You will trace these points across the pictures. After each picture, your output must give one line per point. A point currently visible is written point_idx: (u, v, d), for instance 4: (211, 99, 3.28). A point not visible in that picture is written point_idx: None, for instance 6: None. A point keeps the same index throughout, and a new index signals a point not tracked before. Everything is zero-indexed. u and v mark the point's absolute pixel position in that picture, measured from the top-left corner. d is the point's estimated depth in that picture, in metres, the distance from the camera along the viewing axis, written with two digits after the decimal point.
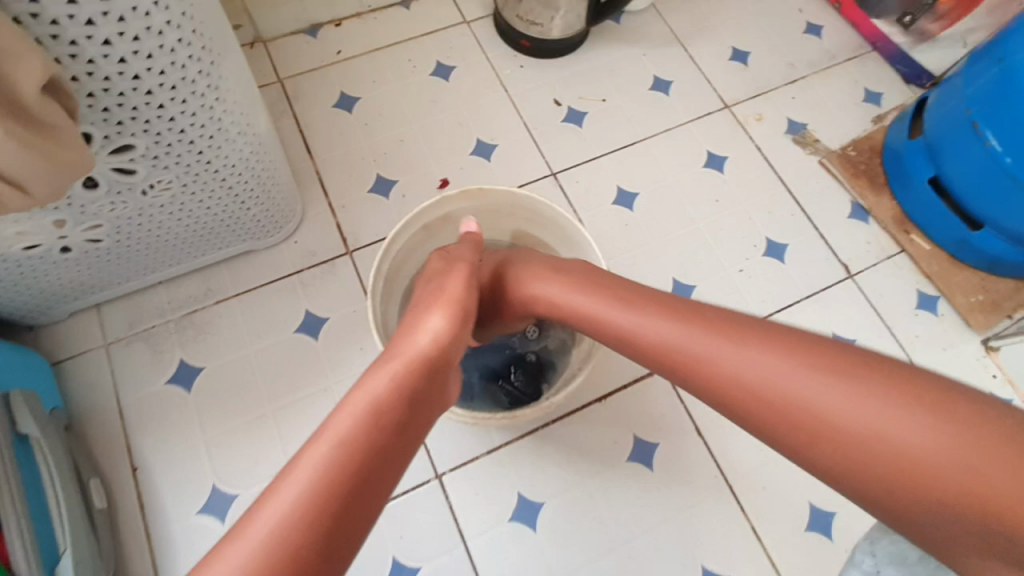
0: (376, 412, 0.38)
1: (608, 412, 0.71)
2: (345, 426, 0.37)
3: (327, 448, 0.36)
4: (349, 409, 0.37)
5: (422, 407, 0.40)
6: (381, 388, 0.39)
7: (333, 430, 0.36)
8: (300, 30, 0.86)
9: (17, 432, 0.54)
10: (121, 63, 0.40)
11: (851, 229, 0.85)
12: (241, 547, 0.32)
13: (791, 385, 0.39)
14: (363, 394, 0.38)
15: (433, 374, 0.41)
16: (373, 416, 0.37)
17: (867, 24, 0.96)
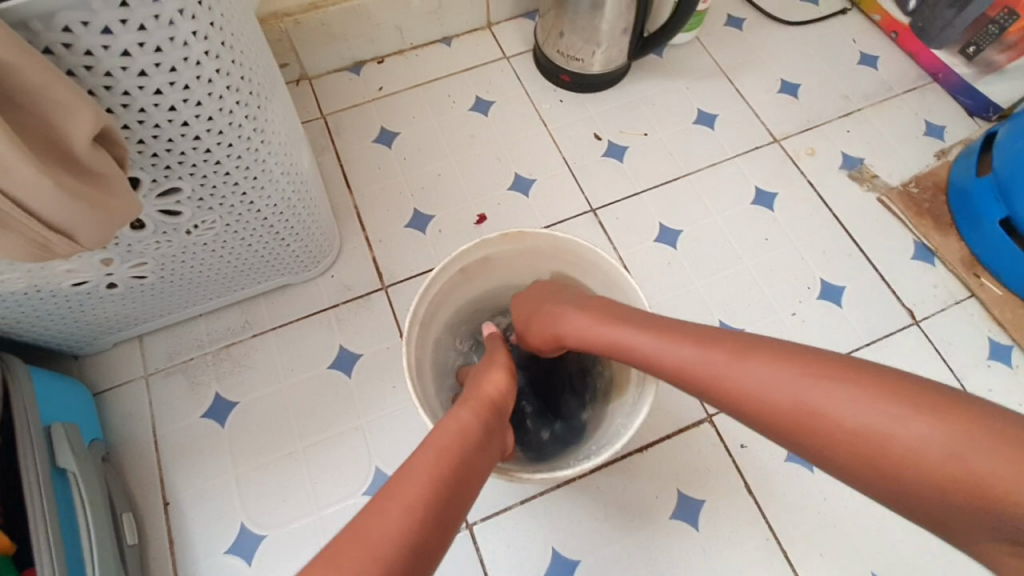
0: (458, 449, 0.41)
1: (649, 463, 0.67)
2: (432, 459, 0.39)
3: (421, 477, 0.38)
4: (434, 446, 0.41)
5: (489, 445, 0.44)
6: (460, 432, 0.42)
7: (422, 462, 0.39)
8: (344, 67, 0.88)
9: (56, 466, 0.54)
10: (171, 111, 0.40)
11: (915, 271, 0.79)
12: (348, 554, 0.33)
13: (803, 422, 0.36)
14: (448, 426, 0.43)
15: (497, 417, 0.47)
16: (456, 450, 0.41)
17: (925, 54, 0.91)
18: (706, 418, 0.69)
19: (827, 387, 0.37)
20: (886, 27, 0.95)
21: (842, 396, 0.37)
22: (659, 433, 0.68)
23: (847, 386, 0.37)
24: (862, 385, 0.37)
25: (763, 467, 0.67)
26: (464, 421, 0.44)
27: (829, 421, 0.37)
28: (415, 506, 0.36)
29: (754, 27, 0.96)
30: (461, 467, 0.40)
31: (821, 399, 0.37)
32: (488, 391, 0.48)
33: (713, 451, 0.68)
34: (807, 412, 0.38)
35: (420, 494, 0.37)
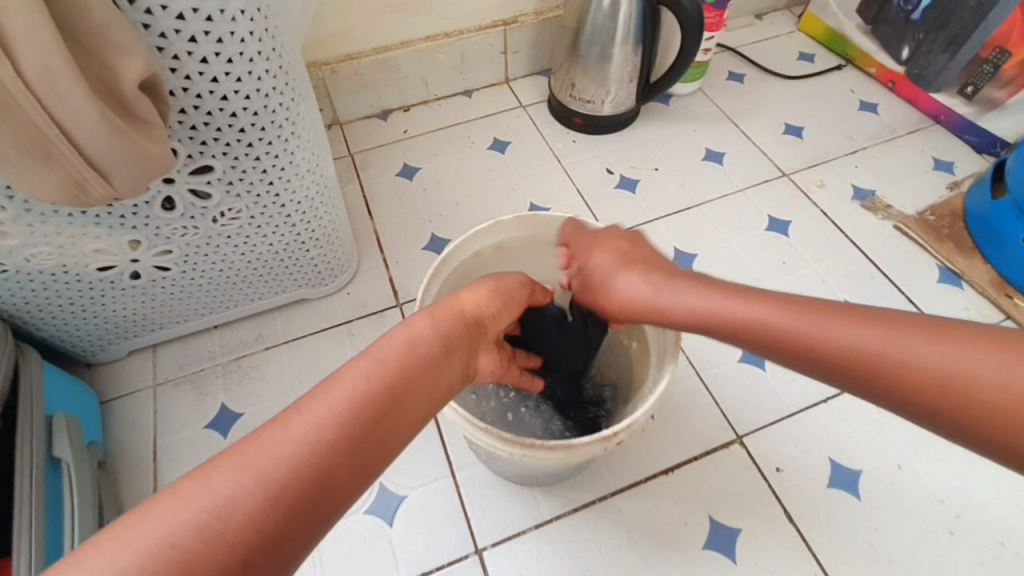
0: (400, 367, 0.35)
1: (675, 486, 0.61)
2: (363, 373, 0.34)
3: (348, 386, 0.33)
4: (369, 358, 0.35)
5: (448, 358, 0.38)
6: (406, 342, 0.36)
7: (351, 375, 0.33)
8: (373, 114, 0.96)
9: (51, 456, 0.53)
10: (213, 83, 0.45)
11: (944, 294, 0.77)
12: (247, 470, 0.29)
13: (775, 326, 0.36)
14: (402, 334, 0.37)
15: (466, 332, 0.40)
16: (395, 369, 0.34)
17: (925, 100, 0.96)
18: (735, 439, 0.64)
19: (834, 321, 0.35)
20: (882, 78, 1.01)
21: (855, 329, 0.34)
22: (686, 454, 0.63)
23: (855, 319, 0.34)
24: (877, 320, 0.34)
25: (803, 492, 0.61)
26: (419, 334, 0.37)
27: (840, 349, 0.34)
28: (328, 423, 0.31)
29: (754, 80, 1.02)
30: (404, 386, 0.35)
31: (834, 328, 0.34)
32: (454, 303, 0.42)
33: (745, 474, 0.62)
34: (815, 347, 0.35)
35: (337, 412, 0.32)
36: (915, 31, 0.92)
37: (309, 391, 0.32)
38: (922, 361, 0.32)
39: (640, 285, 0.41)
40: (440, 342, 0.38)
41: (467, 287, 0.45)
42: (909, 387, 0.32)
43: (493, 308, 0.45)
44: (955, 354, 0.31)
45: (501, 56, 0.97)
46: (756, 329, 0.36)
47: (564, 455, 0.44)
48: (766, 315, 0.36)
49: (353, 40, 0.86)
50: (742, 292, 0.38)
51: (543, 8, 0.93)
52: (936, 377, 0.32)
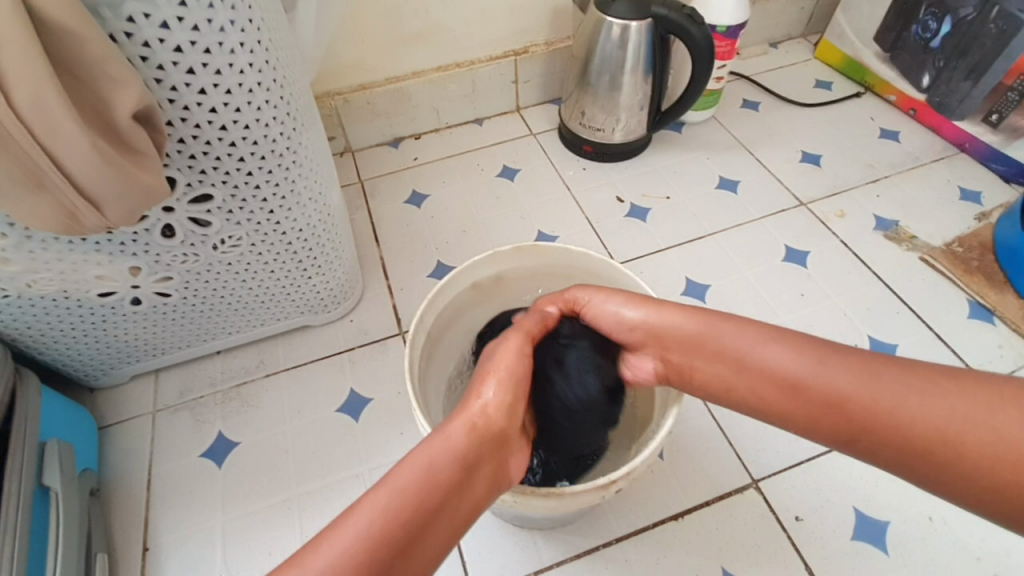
0: (422, 489, 0.35)
1: (685, 534, 0.58)
2: (401, 487, 0.35)
3: (384, 503, 0.34)
4: (392, 481, 0.36)
5: (481, 474, 0.38)
6: (443, 455, 0.37)
7: (371, 503, 0.34)
8: (385, 142, 0.97)
9: (41, 484, 0.52)
10: (212, 113, 0.45)
11: (974, 330, 0.73)
12: None
13: (723, 339, 0.44)
14: (440, 444, 0.38)
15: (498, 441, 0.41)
16: (428, 482, 0.36)
17: (948, 127, 0.93)
18: (750, 483, 0.60)
19: (851, 372, 0.38)
20: (903, 105, 0.98)
21: (885, 382, 0.37)
22: (697, 499, 0.59)
23: (869, 369, 0.38)
24: (871, 369, 0.38)
25: (824, 545, 0.57)
26: (444, 448, 0.38)
27: (766, 367, 0.42)
28: (348, 558, 0.32)
29: (769, 108, 1.01)
30: (434, 506, 0.35)
31: (801, 364, 0.40)
32: (479, 408, 0.41)
33: (760, 521, 0.58)
34: (829, 402, 0.39)
35: (376, 528, 0.33)
36: (936, 58, 0.90)
37: (336, 518, 0.34)
38: (916, 419, 0.36)
39: (660, 327, 0.47)
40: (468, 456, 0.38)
41: (486, 380, 0.44)
42: (916, 435, 0.36)
43: (514, 413, 0.43)
44: (957, 420, 0.35)
45: (512, 85, 0.98)
46: (769, 376, 0.41)
47: (556, 503, 0.42)
48: (787, 364, 0.41)
49: (366, 70, 0.87)
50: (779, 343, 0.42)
51: (554, 38, 0.94)
52: (941, 435, 0.35)
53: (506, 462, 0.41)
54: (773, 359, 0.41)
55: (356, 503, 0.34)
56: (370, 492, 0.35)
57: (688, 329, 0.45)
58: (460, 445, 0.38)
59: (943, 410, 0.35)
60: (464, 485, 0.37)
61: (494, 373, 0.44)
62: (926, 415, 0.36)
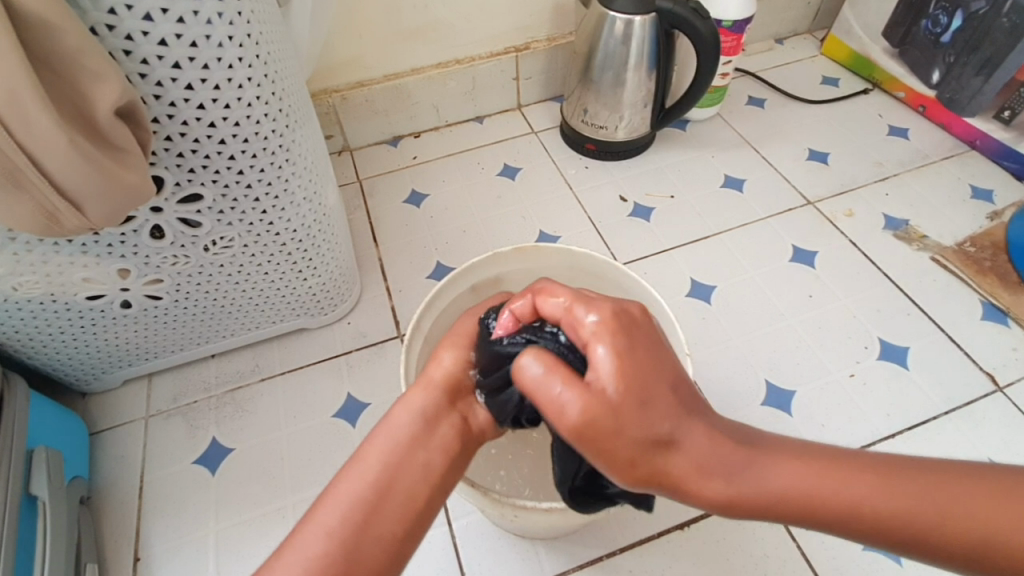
0: (381, 467, 0.34)
1: (692, 544, 0.56)
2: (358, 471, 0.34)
3: (342, 494, 0.33)
4: (357, 461, 0.35)
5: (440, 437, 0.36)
6: (397, 429, 0.36)
7: (336, 491, 0.33)
8: (383, 141, 0.95)
9: (28, 493, 0.51)
10: (200, 109, 0.44)
11: (988, 333, 0.71)
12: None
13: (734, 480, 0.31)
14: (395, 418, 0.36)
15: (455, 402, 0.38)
16: (384, 458, 0.34)
17: (959, 124, 0.91)
18: None
19: (866, 484, 0.31)
20: (912, 102, 0.96)
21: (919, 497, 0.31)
22: (704, 508, 0.58)
23: (884, 480, 0.32)
24: (881, 481, 0.31)
25: (836, 556, 0.55)
26: (401, 415, 0.36)
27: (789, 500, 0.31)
28: (319, 545, 0.31)
29: (776, 105, 0.99)
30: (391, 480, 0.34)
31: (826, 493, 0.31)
32: (438, 368, 0.39)
33: (769, 531, 0.56)
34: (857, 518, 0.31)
35: (337, 517, 0.32)
36: (946, 53, 0.88)
37: (307, 511, 0.33)
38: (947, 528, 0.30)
39: (661, 435, 0.30)
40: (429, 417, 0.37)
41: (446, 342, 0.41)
42: (945, 540, 0.30)
43: (479, 363, 0.40)
44: (984, 526, 0.30)
45: (513, 82, 0.96)
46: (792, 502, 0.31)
47: (559, 514, 0.40)
48: (809, 486, 0.32)
49: (364, 67, 0.85)
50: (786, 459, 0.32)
51: (556, 34, 0.92)
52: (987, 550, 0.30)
53: (473, 412, 0.39)
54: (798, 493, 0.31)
55: (324, 493, 0.34)
56: (336, 478, 0.34)
57: (705, 440, 0.31)
58: (417, 408, 0.37)
59: (950, 502, 0.31)
60: (426, 444, 0.36)
61: (455, 332, 0.42)
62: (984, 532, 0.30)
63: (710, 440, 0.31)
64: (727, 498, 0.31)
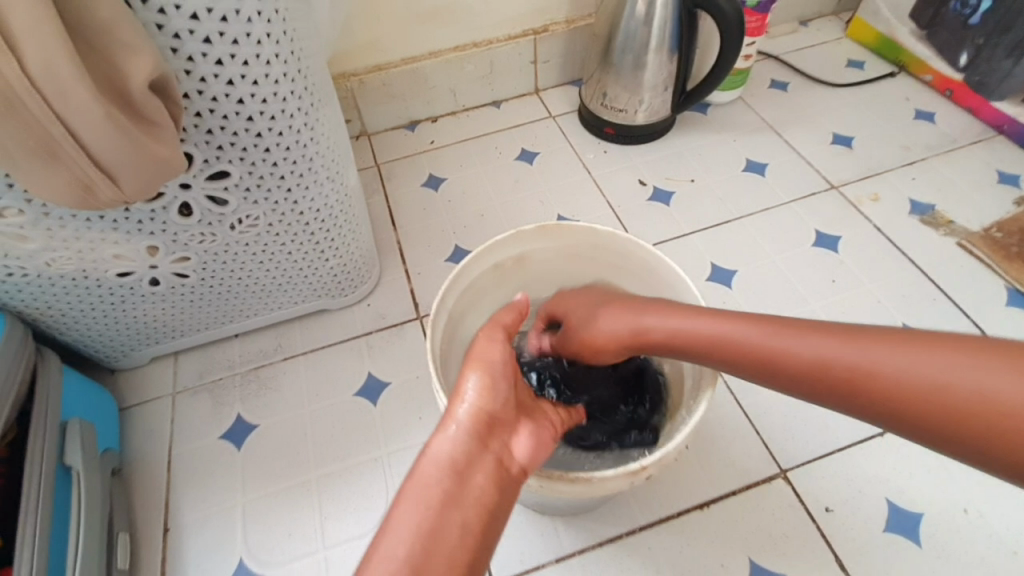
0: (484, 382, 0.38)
1: (712, 525, 0.56)
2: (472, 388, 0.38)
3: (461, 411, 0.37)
4: (398, 527, 0.31)
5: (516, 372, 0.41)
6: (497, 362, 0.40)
7: (388, 552, 0.30)
8: (401, 125, 0.95)
9: (62, 462, 0.53)
10: (229, 86, 0.44)
11: (1014, 319, 0.69)
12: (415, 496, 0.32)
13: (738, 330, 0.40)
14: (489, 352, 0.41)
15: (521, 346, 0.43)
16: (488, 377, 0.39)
17: (986, 108, 0.89)
18: (779, 473, 0.58)
19: (881, 345, 0.35)
20: (940, 85, 0.94)
21: (902, 358, 0.34)
22: (724, 488, 0.58)
23: (887, 342, 0.35)
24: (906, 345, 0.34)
25: (857, 538, 0.55)
26: (434, 468, 0.33)
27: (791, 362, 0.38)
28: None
29: (798, 88, 0.97)
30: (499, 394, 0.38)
31: (810, 349, 0.37)
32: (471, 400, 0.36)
33: (791, 513, 0.56)
34: (889, 389, 0.34)
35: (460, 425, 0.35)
36: (975, 35, 0.86)
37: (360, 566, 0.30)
38: (961, 392, 0.31)
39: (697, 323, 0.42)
40: (465, 464, 0.33)
41: (466, 370, 0.38)
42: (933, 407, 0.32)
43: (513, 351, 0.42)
44: (996, 386, 0.30)
45: (531, 66, 0.95)
46: (819, 369, 0.37)
47: (586, 488, 0.41)
48: (805, 349, 0.37)
49: (383, 50, 0.85)
50: (804, 326, 0.38)
51: (574, 16, 0.91)
52: (956, 398, 0.32)
53: (509, 448, 0.35)
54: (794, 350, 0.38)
55: (375, 548, 0.30)
56: (387, 527, 0.31)
57: (708, 322, 0.42)
58: (455, 457, 0.33)
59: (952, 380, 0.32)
60: (462, 499, 0.32)
61: (479, 362, 0.38)
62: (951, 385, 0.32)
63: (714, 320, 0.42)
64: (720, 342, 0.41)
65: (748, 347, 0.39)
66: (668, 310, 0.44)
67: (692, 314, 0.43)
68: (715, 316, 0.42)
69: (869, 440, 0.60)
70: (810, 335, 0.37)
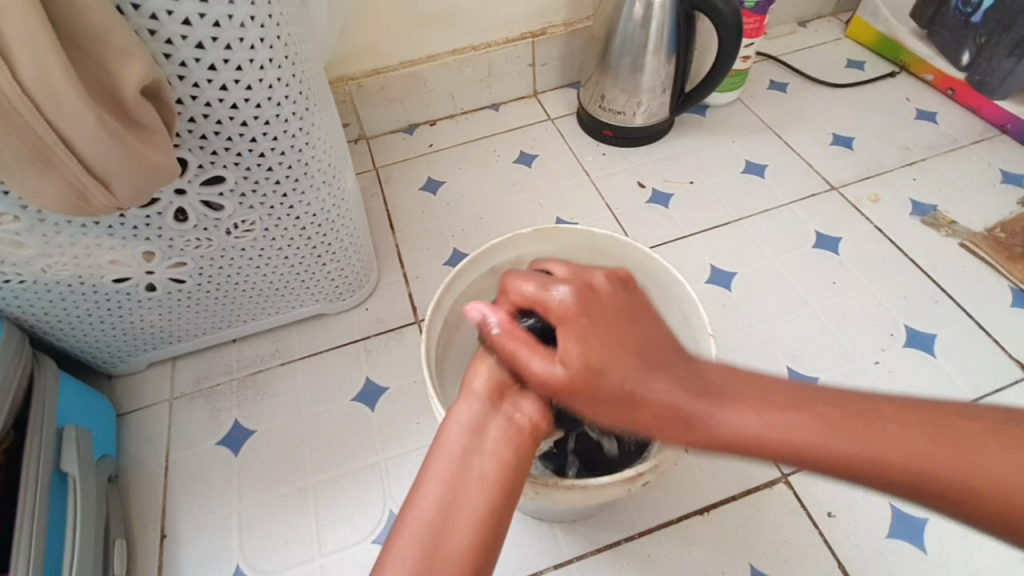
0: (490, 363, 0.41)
1: (712, 530, 0.55)
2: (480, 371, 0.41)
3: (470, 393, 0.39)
4: (431, 478, 0.34)
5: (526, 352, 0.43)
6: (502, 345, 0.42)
7: (420, 497, 0.34)
8: (399, 129, 0.95)
9: (59, 469, 0.52)
10: (223, 91, 0.44)
11: (1018, 320, 0.69)
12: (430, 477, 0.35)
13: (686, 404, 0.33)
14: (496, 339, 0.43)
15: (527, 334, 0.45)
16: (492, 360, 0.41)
17: (988, 108, 0.88)
18: (780, 477, 0.58)
19: (866, 423, 0.31)
20: (941, 85, 0.94)
21: (895, 432, 0.30)
22: (724, 493, 0.57)
23: (872, 415, 0.31)
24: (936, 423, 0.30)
25: (859, 543, 0.54)
26: (456, 428, 0.36)
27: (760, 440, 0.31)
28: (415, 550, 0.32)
29: (797, 89, 0.97)
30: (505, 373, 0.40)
31: (791, 422, 0.31)
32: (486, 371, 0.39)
33: (792, 518, 0.56)
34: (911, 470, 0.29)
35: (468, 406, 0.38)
36: (976, 34, 0.85)
37: (399, 515, 0.33)
38: (959, 474, 0.28)
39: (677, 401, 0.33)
40: (484, 423, 0.36)
41: (478, 350, 0.41)
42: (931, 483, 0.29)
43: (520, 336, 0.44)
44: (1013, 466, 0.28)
45: (529, 69, 0.95)
46: (804, 453, 0.31)
47: (583, 495, 0.40)
48: (785, 423, 0.31)
49: (380, 54, 0.85)
50: (760, 400, 0.33)
51: (572, 18, 0.91)
52: (952, 477, 0.28)
53: (522, 407, 0.38)
54: (764, 431, 0.32)
55: (409, 499, 0.34)
56: (419, 482, 0.34)
57: (666, 383, 0.34)
58: (474, 417, 0.37)
59: (943, 459, 0.29)
60: (483, 450, 0.35)
61: (490, 344, 0.41)
62: (950, 467, 0.28)
63: (669, 381, 0.34)
64: (665, 405, 0.33)
65: (714, 421, 0.32)
66: (614, 355, 0.35)
67: (636, 373, 0.34)
68: (663, 372, 0.34)
69: None
70: (781, 409, 0.32)
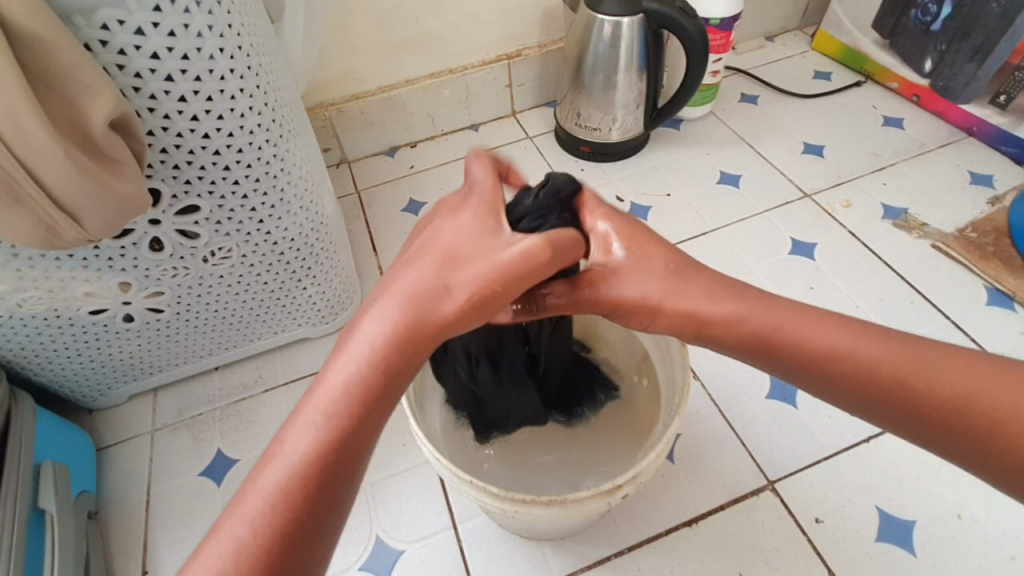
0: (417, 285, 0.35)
1: (702, 541, 0.55)
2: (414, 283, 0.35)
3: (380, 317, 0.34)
4: (323, 393, 0.33)
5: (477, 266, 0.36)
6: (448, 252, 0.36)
7: (297, 436, 0.32)
8: (380, 152, 0.96)
9: (36, 507, 0.51)
10: (194, 121, 0.45)
11: (992, 318, 0.70)
12: (308, 421, 0.32)
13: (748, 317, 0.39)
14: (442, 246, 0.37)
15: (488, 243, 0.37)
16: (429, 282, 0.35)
17: (954, 112, 0.91)
18: (767, 484, 0.58)
19: (888, 349, 0.37)
20: (906, 92, 0.96)
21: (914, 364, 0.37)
22: (712, 502, 0.57)
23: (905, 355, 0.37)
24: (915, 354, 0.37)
25: (849, 548, 0.54)
26: (348, 366, 0.33)
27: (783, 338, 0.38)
28: (272, 499, 0.31)
29: (768, 101, 0.99)
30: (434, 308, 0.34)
31: (807, 334, 0.39)
32: (424, 281, 0.35)
33: (782, 525, 0.55)
34: (897, 380, 0.37)
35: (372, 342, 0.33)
36: (937, 42, 0.88)
37: (299, 408, 0.33)
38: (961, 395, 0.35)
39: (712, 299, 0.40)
40: (372, 375, 0.33)
41: (427, 254, 0.36)
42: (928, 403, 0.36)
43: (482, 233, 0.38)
44: (988, 390, 0.35)
45: (506, 90, 0.97)
46: (824, 355, 0.38)
47: (561, 510, 0.40)
48: (817, 335, 0.39)
49: (359, 79, 0.87)
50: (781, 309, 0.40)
51: (546, 40, 0.94)
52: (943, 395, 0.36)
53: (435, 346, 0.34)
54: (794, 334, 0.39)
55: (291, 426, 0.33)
56: (306, 407, 0.33)
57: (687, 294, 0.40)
58: (378, 339, 0.33)
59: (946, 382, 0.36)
60: (369, 395, 0.33)
61: (431, 255, 0.36)
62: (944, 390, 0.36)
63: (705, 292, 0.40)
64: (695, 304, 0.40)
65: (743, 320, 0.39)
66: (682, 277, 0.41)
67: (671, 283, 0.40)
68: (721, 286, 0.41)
69: (857, 445, 0.60)
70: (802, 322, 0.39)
